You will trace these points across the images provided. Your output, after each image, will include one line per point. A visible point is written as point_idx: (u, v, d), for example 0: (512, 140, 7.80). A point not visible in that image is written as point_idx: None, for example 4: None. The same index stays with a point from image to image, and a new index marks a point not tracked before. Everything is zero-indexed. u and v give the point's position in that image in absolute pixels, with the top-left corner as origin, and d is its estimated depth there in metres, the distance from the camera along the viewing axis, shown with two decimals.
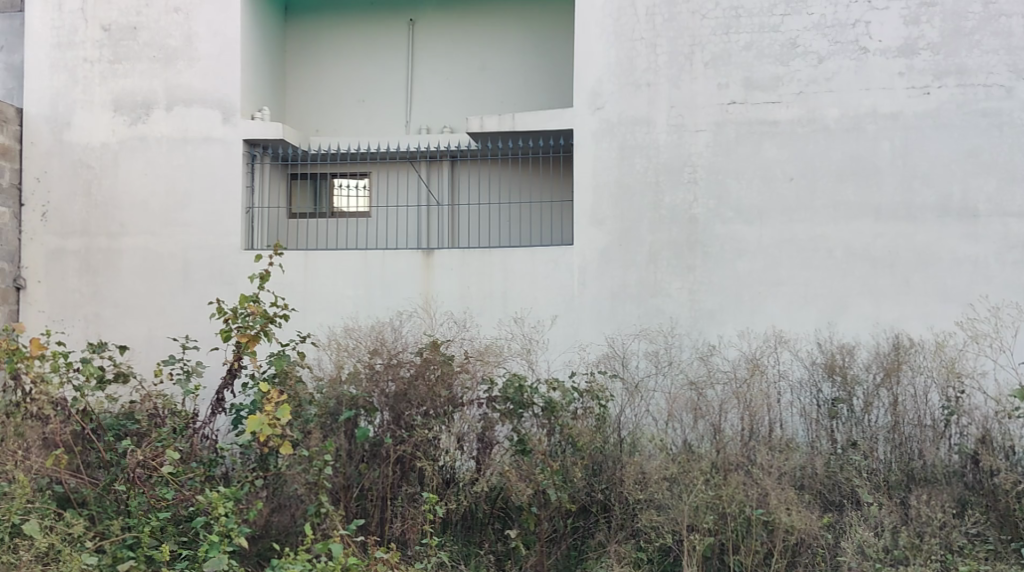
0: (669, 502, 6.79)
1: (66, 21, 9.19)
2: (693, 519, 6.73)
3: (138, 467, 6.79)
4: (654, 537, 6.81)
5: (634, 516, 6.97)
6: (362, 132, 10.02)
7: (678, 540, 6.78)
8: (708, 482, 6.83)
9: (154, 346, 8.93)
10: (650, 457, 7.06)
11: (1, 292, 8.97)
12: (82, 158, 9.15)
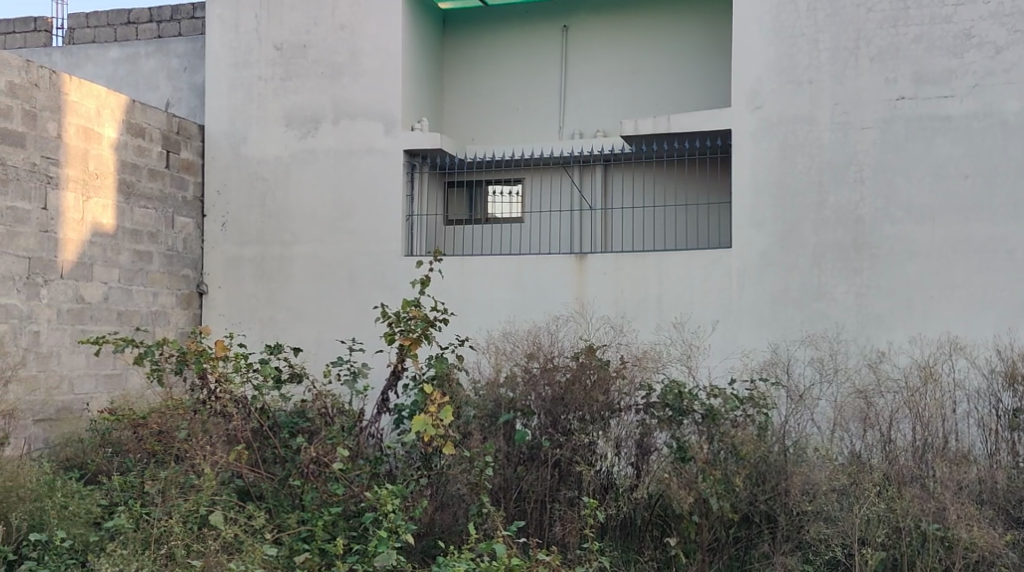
0: (839, 514, 6.33)
1: (244, 42, 9.70)
2: (865, 532, 6.25)
3: (310, 463, 6.90)
4: (823, 550, 6.28)
5: (802, 528, 6.41)
6: (516, 139, 10.12)
7: (850, 554, 6.28)
8: (881, 494, 6.40)
9: (324, 349, 9.29)
10: (818, 468, 6.54)
11: (186, 297, 9.55)
12: (257, 171, 9.60)
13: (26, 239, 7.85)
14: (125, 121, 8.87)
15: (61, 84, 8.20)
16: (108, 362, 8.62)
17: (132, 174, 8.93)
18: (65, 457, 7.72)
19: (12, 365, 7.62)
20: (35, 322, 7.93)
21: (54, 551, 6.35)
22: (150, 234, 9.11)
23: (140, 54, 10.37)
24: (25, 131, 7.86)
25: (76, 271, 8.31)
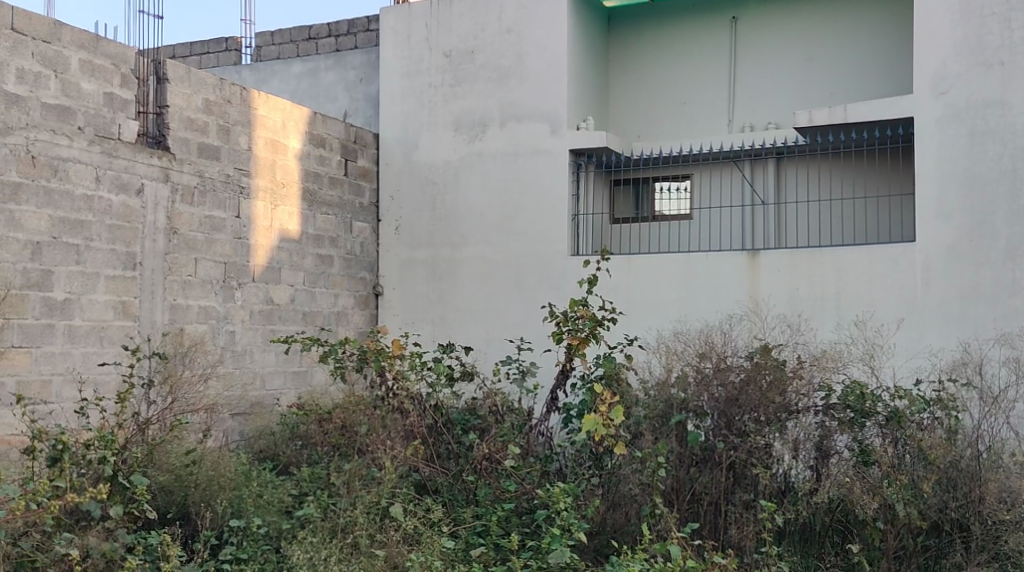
0: None
1: (416, 51, 10.04)
2: None
3: (483, 460, 7.16)
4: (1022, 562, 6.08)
5: (998, 538, 6.22)
6: (684, 135, 10.12)
7: None
8: None
9: (494, 348, 9.53)
10: (1016, 474, 6.32)
11: (363, 298, 9.97)
12: (428, 175, 9.93)
13: (223, 245, 8.35)
14: (307, 133, 9.33)
15: (251, 100, 8.69)
16: (295, 360, 9.08)
17: (314, 183, 9.38)
18: (258, 449, 8.10)
19: (213, 363, 8.10)
20: (231, 322, 8.43)
21: (252, 536, 6.46)
22: (332, 239, 9.55)
23: (320, 68, 10.86)
24: (221, 144, 8.36)
25: (266, 275, 8.80)
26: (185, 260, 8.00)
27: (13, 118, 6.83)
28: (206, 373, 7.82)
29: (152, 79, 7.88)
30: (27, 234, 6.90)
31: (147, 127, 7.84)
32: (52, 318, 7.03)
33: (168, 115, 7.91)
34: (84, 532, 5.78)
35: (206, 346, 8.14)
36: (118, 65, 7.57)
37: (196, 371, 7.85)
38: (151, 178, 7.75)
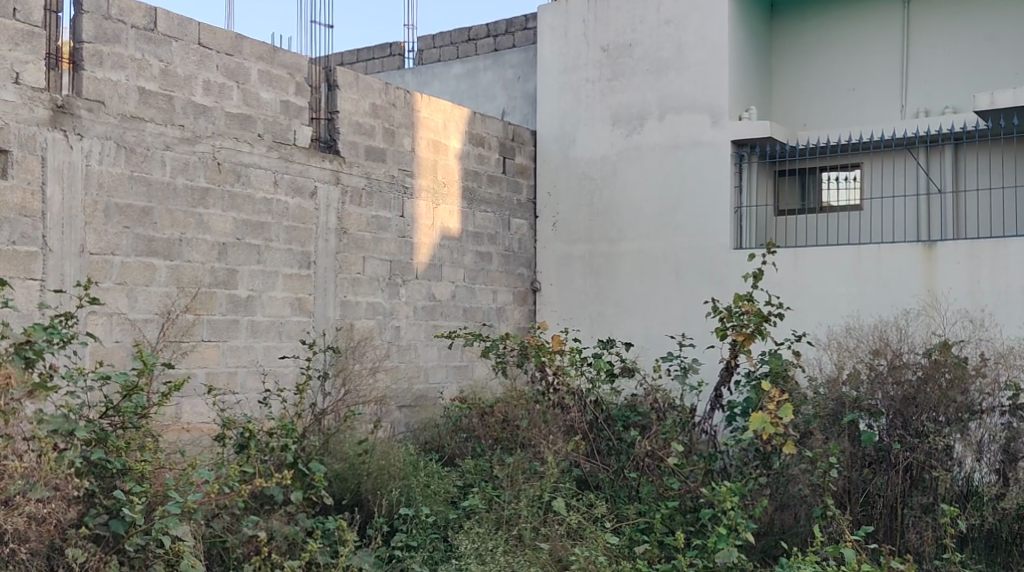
0: None
1: (573, 47, 10.07)
2: None
3: (646, 457, 7.04)
4: None
5: None
6: (863, 122, 9.78)
7: None
8: None
9: (653, 343, 9.50)
10: None
11: (522, 294, 10.10)
12: (585, 170, 9.95)
13: (388, 244, 8.58)
14: (468, 132, 9.48)
15: (414, 102, 8.89)
16: (456, 354, 9.24)
17: (474, 181, 9.53)
18: (424, 441, 8.28)
19: (381, 357, 8.33)
20: (396, 318, 8.65)
21: (421, 524, 6.60)
22: (491, 236, 9.68)
23: (479, 68, 11.00)
24: (387, 147, 8.59)
25: (428, 272, 8.99)
26: (354, 259, 8.26)
27: (201, 127, 7.19)
28: (375, 367, 8.05)
29: (324, 85, 8.18)
30: (214, 235, 7.24)
31: (318, 133, 8.14)
32: (236, 314, 7.35)
33: (338, 120, 8.18)
34: (269, 515, 6.08)
35: (374, 341, 8.38)
36: (293, 74, 7.85)
37: (365, 364, 8.08)
38: (323, 181, 8.03)
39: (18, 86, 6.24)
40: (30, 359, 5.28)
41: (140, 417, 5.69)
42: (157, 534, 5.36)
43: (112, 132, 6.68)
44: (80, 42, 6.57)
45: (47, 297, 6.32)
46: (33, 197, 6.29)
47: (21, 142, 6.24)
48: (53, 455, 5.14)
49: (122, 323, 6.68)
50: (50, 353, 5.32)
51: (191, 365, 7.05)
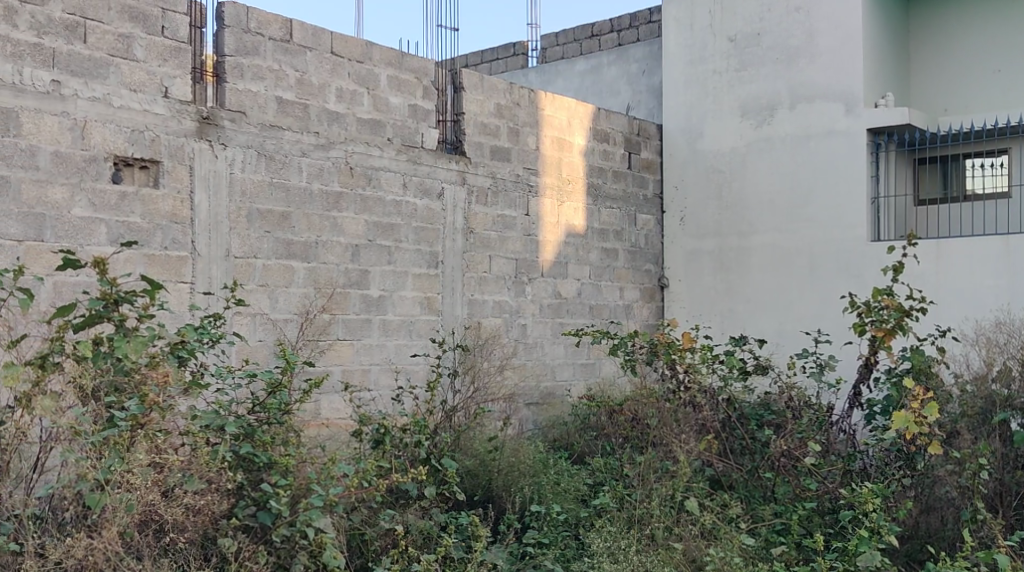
0: None
1: (699, 38, 9.89)
2: None
3: (782, 456, 6.81)
4: None
5: None
6: None
7: None
8: None
9: (786, 339, 9.28)
10: None
11: (649, 291, 9.98)
12: (713, 163, 9.77)
13: (514, 242, 8.59)
14: (592, 128, 9.41)
15: (539, 101, 8.86)
16: (583, 352, 9.18)
17: (599, 178, 9.46)
18: (552, 438, 8.23)
19: (509, 354, 8.32)
20: (522, 316, 8.64)
21: (551, 522, 6.52)
22: (617, 232, 9.60)
23: (603, 64, 10.91)
24: (512, 146, 8.59)
25: (553, 270, 8.96)
26: (481, 258, 8.29)
27: (335, 133, 7.32)
28: (503, 364, 8.06)
29: (450, 87, 8.22)
30: (348, 237, 7.36)
31: (445, 134, 8.20)
32: (369, 313, 7.45)
33: (464, 121, 8.22)
34: (404, 509, 6.21)
35: (501, 339, 8.38)
36: (421, 78, 7.92)
37: (493, 362, 8.10)
38: (450, 182, 8.08)
39: (167, 99, 6.49)
40: (185, 358, 5.58)
41: (283, 413, 5.84)
42: (301, 526, 5.50)
43: (254, 141, 6.86)
44: (222, 56, 6.75)
45: (196, 298, 6.54)
46: (182, 204, 6.51)
47: (171, 152, 6.48)
48: (205, 450, 5.36)
49: (264, 323, 6.84)
50: (202, 352, 5.63)
51: (329, 363, 7.17)
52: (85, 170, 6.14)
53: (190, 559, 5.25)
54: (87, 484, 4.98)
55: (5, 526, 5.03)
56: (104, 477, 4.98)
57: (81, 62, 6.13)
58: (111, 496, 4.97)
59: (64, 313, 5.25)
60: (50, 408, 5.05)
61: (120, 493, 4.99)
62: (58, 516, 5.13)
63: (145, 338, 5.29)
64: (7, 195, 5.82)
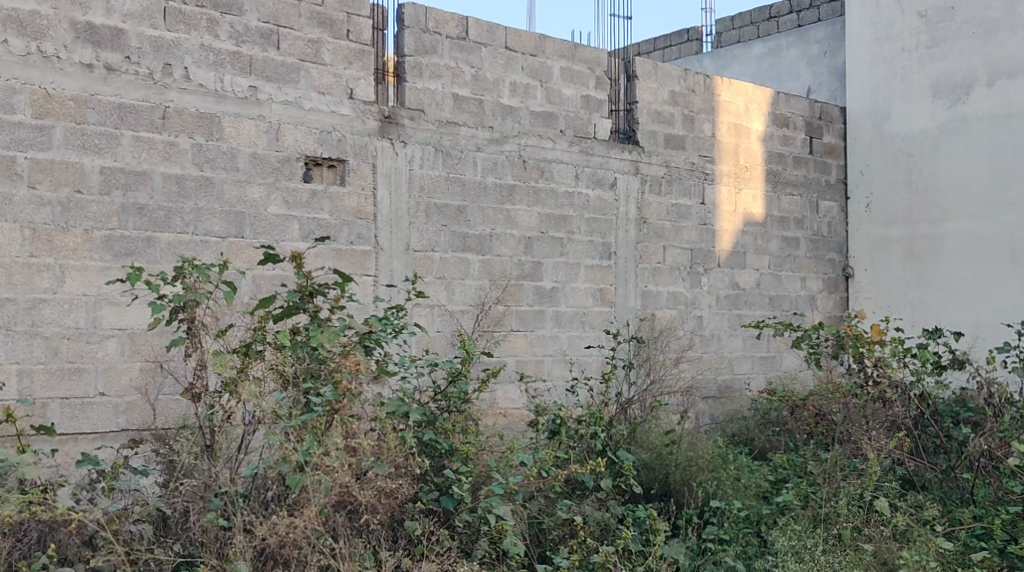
0: None
1: (885, 15, 9.39)
2: None
3: (982, 457, 6.42)
4: None
5: None
6: None
7: None
8: None
9: (985, 331, 8.73)
10: None
11: (833, 281, 9.54)
12: (903, 147, 9.30)
13: (689, 232, 8.42)
14: (772, 113, 9.11)
15: (715, 87, 8.65)
16: (762, 345, 8.89)
17: (779, 164, 9.16)
18: (731, 433, 8.01)
19: (684, 347, 8.18)
20: (698, 308, 8.45)
21: (732, 518, 6.31)
22: (798, 220, 9.26)
23: (782, 46, 10.55)
24: (686, 134, 8.44)
25: (731, 260, 8.72)
26: (655, 248, 8.18)
27: (508, 127, 7.39)
28: (679, 356, 7.95)
29: (623, 77, 8.15)
30: (521, 230, 7.41)
31: (618, 124, 8.14)
32: (543, 305, 7.48)
33: (637, 110, 8.14)
34: (581, 499, 6.25)
35: (676, 331, 8.25)
36: (593, 69, 7.88)
37: (668, 355, 8.05)
38: (623, 172, 8.02)
39: (352, 101, 6.72)
40: (370, 347, 5.76)
41: (463, 402, 6.01)
42: (483, 512, 5.71)
43: (431, 138, 7.02)
44: (403, 56, 6.93)
45: (380, 290, 6.75)
46: (366, 201, 6.73)
47: (356, 151, 6.70)
48: (393, 435, 5.49)
49: (442, 314, 6.98)
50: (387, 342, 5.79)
51: (503, 353, 7.24)
52: (280, 170, 6.42)
53: (381, 541, 5.43)
54: (289, 465, 5.18)
55: (215, 502, 5.32)
56: (304, 460, 5.17)
57: (275, 68, 6.41)
58: (311, 477, 5.13)
59: (266, 305, 5.58)
60: (254, 393, 5.37)
61: (318, 475, 5.16)
62: (260, 495, 5.36)
63: (337, 329, 5.53)
64: (212, 196, 6.16)
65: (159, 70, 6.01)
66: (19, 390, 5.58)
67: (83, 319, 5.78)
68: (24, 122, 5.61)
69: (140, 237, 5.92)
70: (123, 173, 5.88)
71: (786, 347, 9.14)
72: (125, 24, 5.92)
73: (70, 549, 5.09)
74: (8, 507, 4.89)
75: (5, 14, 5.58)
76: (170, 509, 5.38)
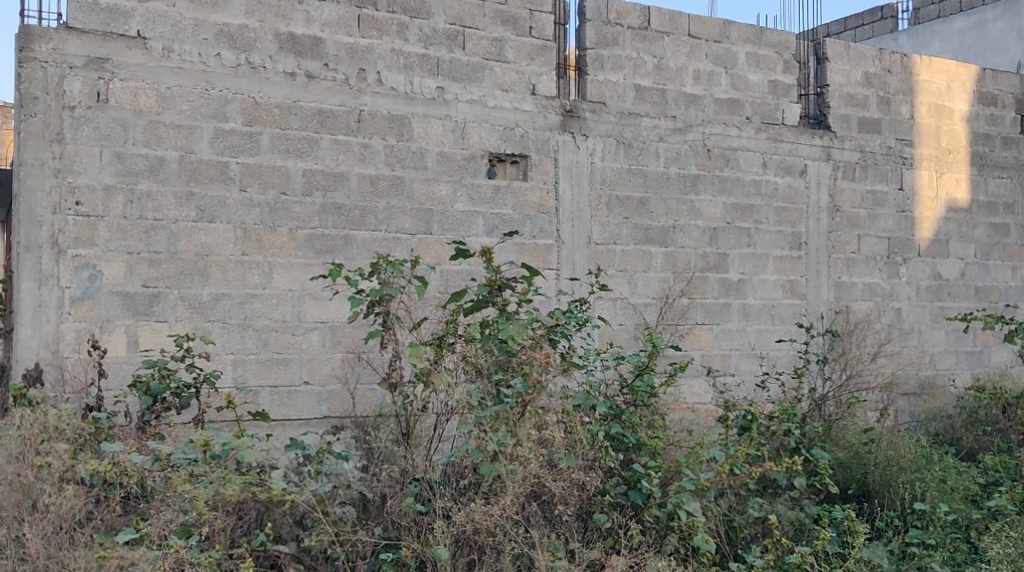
0: None
1: None
2: None
3: None
4: None
5: None
6: None
7: None
8: None
9: None
10: None
11: None
12: None
13: (886, 220, 8.02)
14: (977, 92, 8.52)
15: (914, 66, 8.18)
16: (969, 338, 8.35)
17: (986, 146, 8.56)
18: (934, 432, 7.54)
19: (882, 340, 7.80)
20: (897, 300, 8.03)
21: (939, 522, 5.96)
22: (1007, 205, 8.62)
23: (987, 19, 10.34)
24: (882, 117, 8.03)
25: (933, 249, 8.23)
26: (848, 238, 7.83)
27: (692, 116, 7.26)
28: (876, 351, 7.63)
29: (813, 59, 7.82)
30: (705, 220, 7.26)
31: (807, 109, 7.84)
32: (729, 298, 7.30)
33: (828, 94, 7.79)
34: (773, 498, 6.02)
35: (873, 324, 7.87)
36: (781, 53, 7.60)
37: (865, 349, 7.70)
38: (814, 159, 7.71)
39: (534, 96, 6.78)
40: (557, 341, 5.78)
41: (650, 396, 5.97)
42: (673, 508, 5.55)
43: (613, 130, 6.99)
44: (584, 49, 6.92)
45: (562, 284, 6.77)
46: (548, 195, 6.77)
47: (538, 146, 6.77)
48: (582, 427, 5.53)
49: (624, 308, 6.93)
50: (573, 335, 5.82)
51: (688, 347, 7.10)
52: (465, 168, 6.56)
53: (573, 532, 5.39)
54: (482, 455, 5.28)
55: (411, 488, 5.37)
56: (496, 449, 5.26)
57: (460, 68, 6.56)
58: (504, 466, 5.22)
59: (458, 299, 5.69)
60: (448, 383, 5.46)
61: (511, 465, 5.24)
62: (455, 482, 5.40)
63: (525, 323, 5.61)
64: (402, 195, 6.37)
65: (355, 76, 6.27)
66: (234, 378, 5.95)
67: (288, 313, 6.09)
68: (235, 129, 5.96)
69: (338, 235, 6.19)
70: (323, 176, 6.16)
71: (996, 341, 8.53)
72: (324, 33, 6.20)
73: (284, 528, 5.08)
74: (230, 487, 4.89)
75: (218, 29, 5.95)
76: (371, 493, 5.35)
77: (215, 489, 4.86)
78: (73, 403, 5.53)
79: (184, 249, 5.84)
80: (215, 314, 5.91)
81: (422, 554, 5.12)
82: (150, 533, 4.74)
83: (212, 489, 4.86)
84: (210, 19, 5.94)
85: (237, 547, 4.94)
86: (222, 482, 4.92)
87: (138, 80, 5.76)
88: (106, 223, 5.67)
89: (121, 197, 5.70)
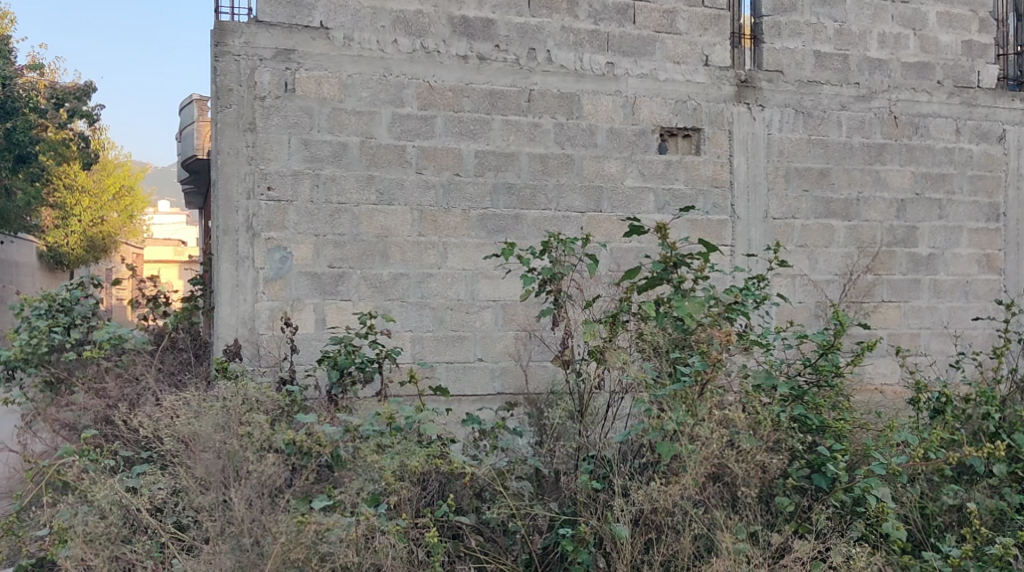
0: None
1: None
2: None
3: None
4: None
5: None
6: None
7: None
8: None
9: None
10: None
11: None
12: None
13: None
14: None
15: None
16: None
17: None
18: None
19: None
20: None
21: None
22: None
23: None
24: None
25: None
26: None
27: (877, 82, 6.89)
28: None
29: (1011, 16, 7.35)
30: (893, 192, 6.89)
31: (1007, 71, 7.40)
32: (919, 273, 6.92)
33: None
34: (970, 485, 5.65)
35: None
36: (977, 10, 7.10)
37: None
38: (1013, 123, 7.24)
39: (707, 68, 6.61)
40: (736, 319, 5.57)
41: (835, 375, 5.54)
42: (861, 493, 5.25)
43: (791, 100, 6.72)
44: (760, 17, 6.69)
45: (738, 260, 6.61)
46: (722, 168, 6.60)
47: (712, 119, 6.60)
48: (761, 407, 5.20)
49: (805, 284, 6.68)
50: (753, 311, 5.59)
51: (875, 325, 6.78)
52: (636, 144, 6.47)
53: (753, 516, 5.14)
54: (658, 434, 5.10)
55: (587, 465, 5.34)
56: (675, 428, 5.05)
57: (631, 42, 6.47)
58: (682, 446, 5.02)
59: (632, 275, 5.59)
60: (621, 360, 5.36)
61: (690, 445, 5.01)
62: (631, 461, 5.28)
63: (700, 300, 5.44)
64: (572, 172, 6.36)
65: (525, 55, 6.30)
66: (413, 354, 6.13)
67: (463, 291, 6.21)
68: (411, 114, 6.11)
69: (509, 215, 6.25)
70: (496, 156, 6.23)
71: None
72: (494, 14, 6.27)
73: (465, 498, 5.21)
74: (415, 459, 4.96)
75: (394, 16, 6.12)
76: (547, 469, 5.36)
77: (400, 460, 4.94)
78: (268, 375, 5.75)
79: (366, 230, 6.05)
80: (395, 293, 6.09)
81: (600, 531, 5.07)
82: (344, 500, 4.80)
83: (398, 460, 4.93)
84: (386, 7, 6.11)
85: (421, 517, 5.06)
86: (406, 453, 4.99)
87: (321, 69, 5.99)
88: (295, 207, 5.94)
89: (308, 181, 5.96)
